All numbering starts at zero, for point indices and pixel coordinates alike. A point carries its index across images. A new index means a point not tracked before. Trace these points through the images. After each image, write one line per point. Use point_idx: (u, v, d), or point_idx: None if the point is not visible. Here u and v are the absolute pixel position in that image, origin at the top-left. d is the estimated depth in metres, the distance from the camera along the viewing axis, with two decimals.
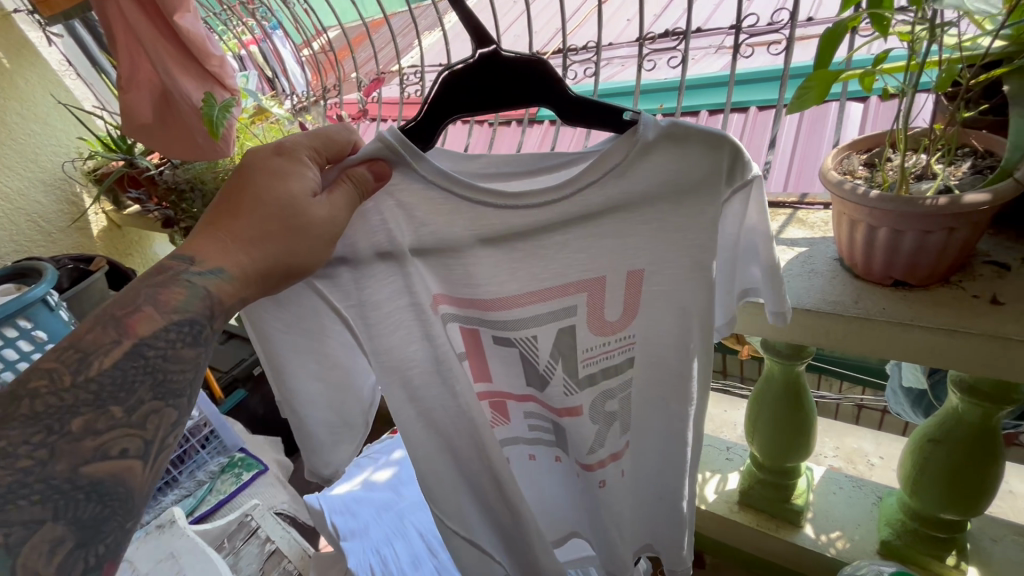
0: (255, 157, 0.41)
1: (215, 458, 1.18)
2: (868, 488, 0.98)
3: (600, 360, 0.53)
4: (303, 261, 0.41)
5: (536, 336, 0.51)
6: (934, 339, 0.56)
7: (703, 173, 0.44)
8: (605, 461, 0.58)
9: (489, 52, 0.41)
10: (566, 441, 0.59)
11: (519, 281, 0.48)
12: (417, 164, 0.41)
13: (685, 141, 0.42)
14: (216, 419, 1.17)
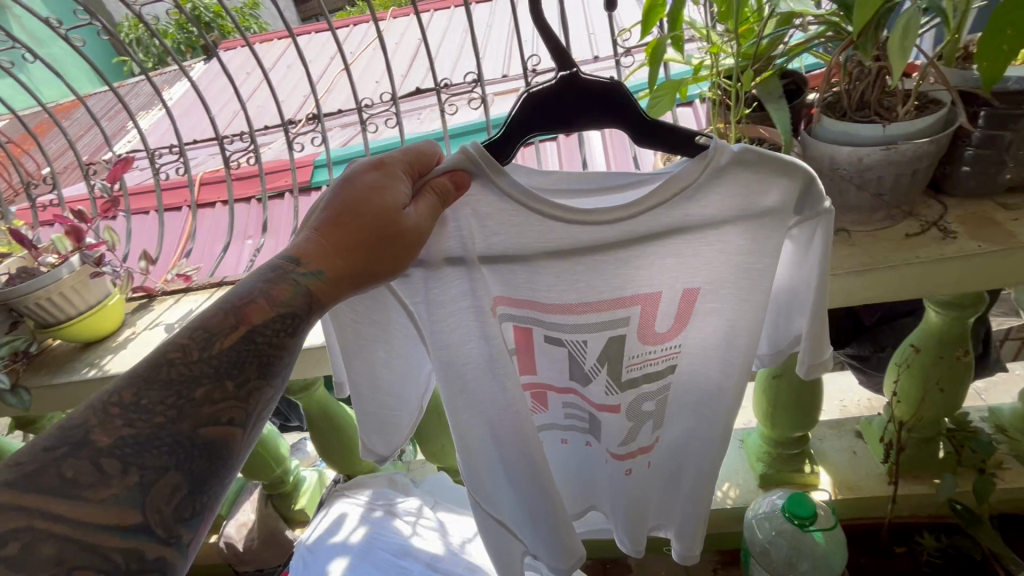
0: (360, 177, 0.55)
1: None
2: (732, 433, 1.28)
3: (643, 365, 0.68)
4: (400, 257, 0.53)
5: (586, 341, 0.66)
6: None
7: (757, 205, 0.57)
8: (635, 452, 0.74)
9: (570, 76, 0.52)
10: (600, 432, 0.75)
11: (569, 281, 0.61)
12: (499, 178, 0.52)
13: (745, 172, 0.54)
14: None
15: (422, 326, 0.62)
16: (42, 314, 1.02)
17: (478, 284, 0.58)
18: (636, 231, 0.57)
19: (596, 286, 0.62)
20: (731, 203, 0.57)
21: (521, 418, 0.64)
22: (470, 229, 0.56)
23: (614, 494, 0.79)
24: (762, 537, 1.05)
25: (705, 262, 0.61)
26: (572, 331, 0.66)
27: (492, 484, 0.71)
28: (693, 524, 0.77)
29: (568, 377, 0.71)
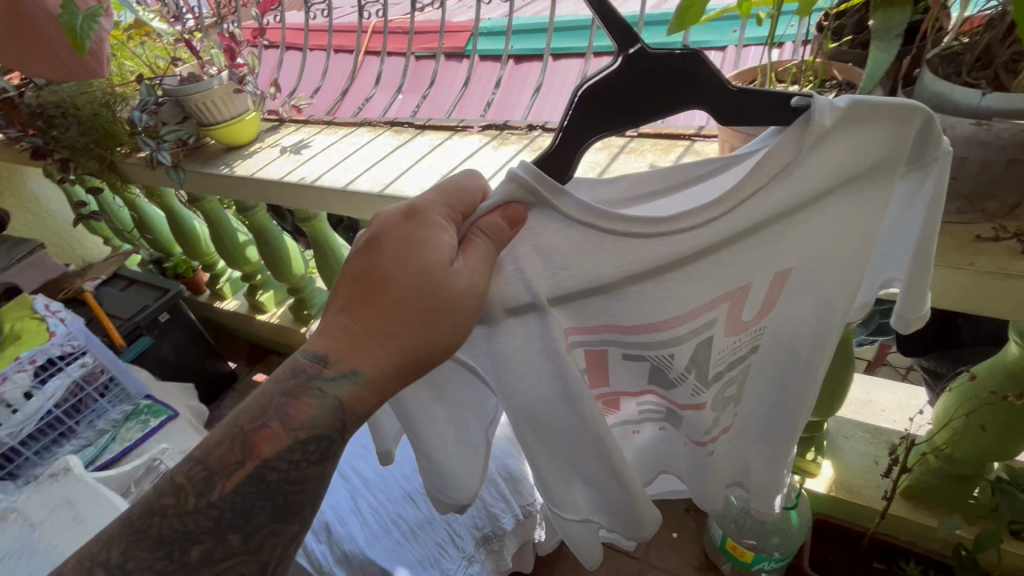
0: (390, 233, 0.48)
1: (117, 407, 1.13)
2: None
3: (727, 357, 0.58)
4: (457, 331, 0.46)
5: (673, 353, 0.55)
6: None
7: (866, 159, 0.47)
8: (716, 436, 0.64)
9: (637, 52, 0.41)
10: (679, 422, 0.64)
11: (648, 299, 0.51)
12: (558, 200, 0.43)
13: (843, 125, 0.45)
14: (115, 366, 1.12)
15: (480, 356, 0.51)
16: (197, 108, 1.07)
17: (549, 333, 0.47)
18: (721, 233, 0.47)
19: (683, 295, 0.51)
20: (829, 165, 0.47)
21: (601, 444, 0.53)
22: (526, 264, 0.45)
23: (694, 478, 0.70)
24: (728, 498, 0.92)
25: (795, 235, 0.51)
26: (658, 330, 0.53)
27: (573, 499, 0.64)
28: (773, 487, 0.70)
29: (646, 380, 0.60)
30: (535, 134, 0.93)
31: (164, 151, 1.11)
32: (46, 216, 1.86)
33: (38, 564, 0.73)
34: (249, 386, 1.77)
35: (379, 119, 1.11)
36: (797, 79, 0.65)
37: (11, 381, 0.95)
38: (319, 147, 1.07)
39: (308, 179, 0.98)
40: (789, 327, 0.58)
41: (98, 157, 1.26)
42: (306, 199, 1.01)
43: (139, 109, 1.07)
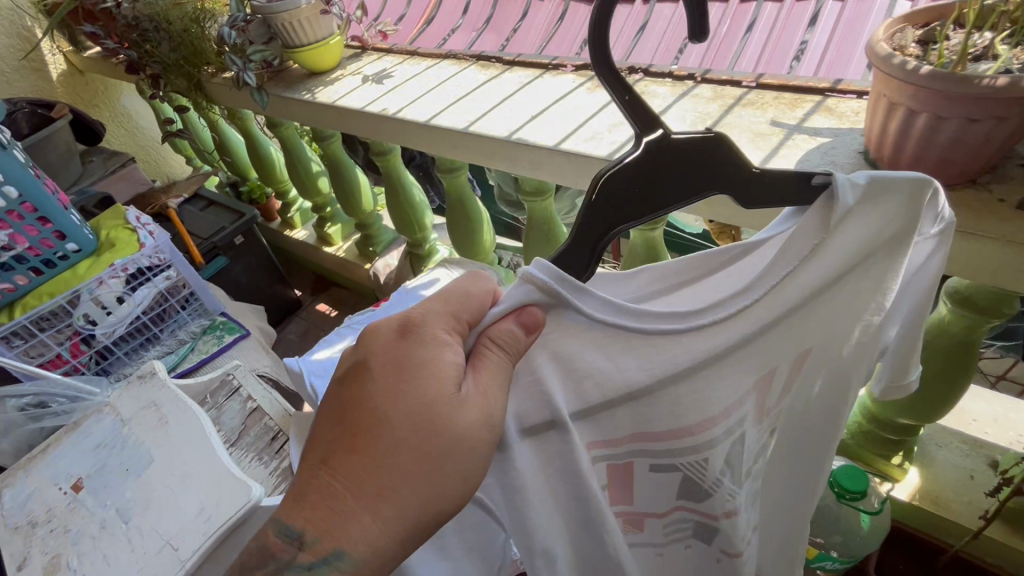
0: (378, 348, 0.44)
1: (196, 320, 1.18)
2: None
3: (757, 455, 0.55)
4: (463, 459, 0.42)
5: (707, 459, 0.51)
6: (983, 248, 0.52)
7: (889, 238, 0.44)
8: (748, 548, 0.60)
9: (654, 139, 0.39)
10: (711, 540, 0.59)
11: (693, 388, 0.47)
12: (578, 303, 0.40)
13: (869, 214, 0.42)
14: (195, 281, 1.16)
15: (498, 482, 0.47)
16: (284, 28, 1.04)
17: (574, 452, 0.46)
18: (747, 329, 0.45)
19: (707, 394, 0.47)
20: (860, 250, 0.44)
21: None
22: (535, 374, 0.44)
23: None
24: None
25: (825, 326, 0.49)
26: (683, 442, 0.50)
27: None
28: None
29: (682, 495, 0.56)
30: (637, 79, 0.82)
31: (250, 71, 1.10)
32: (136, 131, 1.94)
33: (127, 457, 0.79)
34: (312, 315, 1.84)
35: (466, 51, 1.04)
36: (989, 23, 0.52)
37: (106, 285, 1.01)
38: (401, 78, 1.02)
39: (390, 111, 0.94)
40: (802, 413, 0.55)
41: (188, 73, 1.27)
42: (386, 131, 0.98)
43: (228, 24, 1.08)
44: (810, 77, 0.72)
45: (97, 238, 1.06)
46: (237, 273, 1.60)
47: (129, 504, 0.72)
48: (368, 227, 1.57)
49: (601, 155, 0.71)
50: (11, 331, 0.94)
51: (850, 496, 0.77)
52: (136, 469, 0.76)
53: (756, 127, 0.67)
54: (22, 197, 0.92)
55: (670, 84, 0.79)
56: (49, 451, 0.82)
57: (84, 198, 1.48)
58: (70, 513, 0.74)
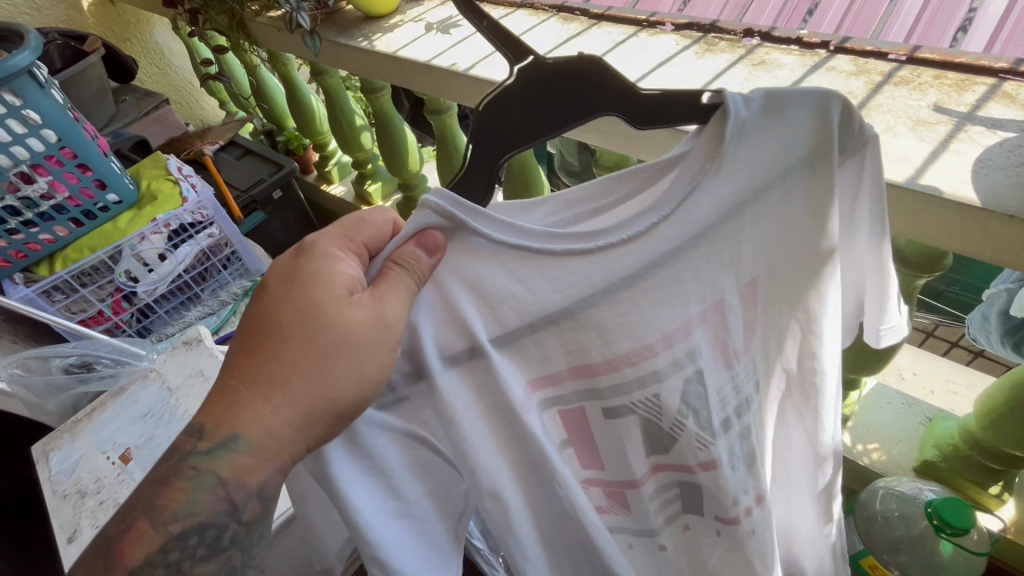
0: (275, 267, 0.45)
1: (238, 281, 1.13)
2: (917, 407, 0.93)
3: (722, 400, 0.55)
4: (373, 370, 0.43)
5: (659, 393, 0.51)
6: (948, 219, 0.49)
7: (799, 155, 0.45)
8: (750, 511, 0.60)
9: (527, 67, 0.39)
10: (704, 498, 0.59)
11: (619, 320, 0.48)
12: (477, 225, 0.39)
13: (774, 127, 0.43)
14: (238, 240, 1.10)
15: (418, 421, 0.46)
16: None
17: (499, 383, 0.46)
18: (660, 246, 0.45)
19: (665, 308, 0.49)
20: (765, 168, 0.44)
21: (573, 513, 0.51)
22: (449, 301, 0.43)
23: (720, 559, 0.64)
24: (878, 507, 0.80)
25: (756, 251, 0.50)
26: (621, 374, 0.50)
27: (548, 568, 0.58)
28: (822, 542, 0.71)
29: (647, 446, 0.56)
30: (754, 45, 0.71)
31: (303, 11, 1.00)
32: (169, 70, 1.84)
33: (175, 430, 0.75)
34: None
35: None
36: None
37: (148, 242, 0.95)
38: (471, 28, 0.91)
39: (460, 67, 0.84)
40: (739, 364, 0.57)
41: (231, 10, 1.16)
42: (454, 90, 0.87)
43: None
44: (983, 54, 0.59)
45: (138, 189, 1.00)
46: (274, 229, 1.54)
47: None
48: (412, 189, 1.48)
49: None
50: (53, 285, 0.90)
51: (950, 531, 0.70)
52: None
53: (914, 113, 0.56)
54: (61, 142, 0.85)
55: (797, 52, 0.68)
56: (95, 416, 0.79)
57: (119, 141, 1.40)
58: (119, 484, 0.71)
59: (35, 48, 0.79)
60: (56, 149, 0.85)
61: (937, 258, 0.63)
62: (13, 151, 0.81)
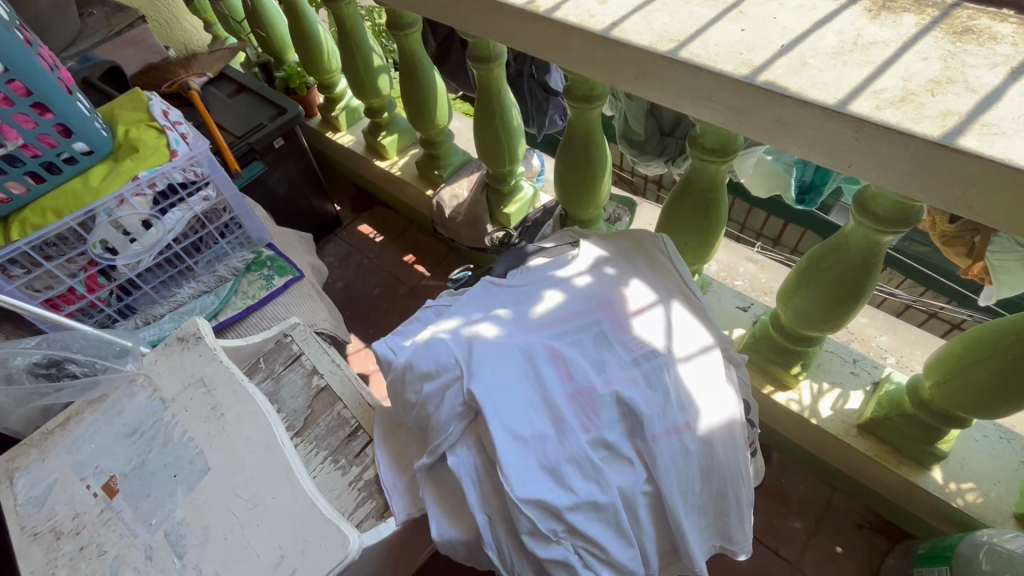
0: None
1: (238, 252, 0.96)
2: (1018, 443, 0.83)
3: (618, 365, 0.61)
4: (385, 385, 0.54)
5: (563, 353, 0.61)
6: (991, 169, 0.42)
7: (625, 238, 0.73)
8: (668, 432, 0.58)
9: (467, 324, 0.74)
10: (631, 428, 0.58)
11: (518, 352, 0.61)
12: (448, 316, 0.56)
13: (610, 236, 0.74)
14: (238, 204, 0.91)
15: (435, 378, 0.61)
16: None
17: (461, 373, 0.59)
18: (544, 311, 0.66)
19: (535, 336, 0.63)
20: (620, 241, 0.73)
21: (518, 435, 0.55)
22: (427, 353, 0.62)
23: (666, 523, 0.60)
24: (987, 569, 0.70)
25: (607, 278, 0.68)
26: (509, 364, 0.60)
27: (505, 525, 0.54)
28: (724, 517, 0.64)
29: (552, 400, 0.57)
30: (948, 5, 0.53)
31: None
32: None
33: (172, 455, 0.61)
34: (353, 238, 1.57)
35: None
36: None
37: (128, 205, 0.76)
38: None
39: (541, 6, 0.63)
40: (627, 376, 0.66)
41: None
42: (525, 38, 0.67)
43: None
44: None
45: (113, 137, 0.80)
46: (274, 183, 1.34)
47: (180, 531, 0.55)
48: (437, 146, 1.29)
49: (930, 134, 0.44)
50: (8, 257, 0.71)
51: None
52: (187, 480, 0.58)
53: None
54: (8, 73, 0.65)
55: (1015, 21, 0.51)
56: (69, 429, 0.64)
57: (86, 67, 1.16)
58: (104, 526, 0.57)
59: None
60: (2, 81, 0.65)
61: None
62: None
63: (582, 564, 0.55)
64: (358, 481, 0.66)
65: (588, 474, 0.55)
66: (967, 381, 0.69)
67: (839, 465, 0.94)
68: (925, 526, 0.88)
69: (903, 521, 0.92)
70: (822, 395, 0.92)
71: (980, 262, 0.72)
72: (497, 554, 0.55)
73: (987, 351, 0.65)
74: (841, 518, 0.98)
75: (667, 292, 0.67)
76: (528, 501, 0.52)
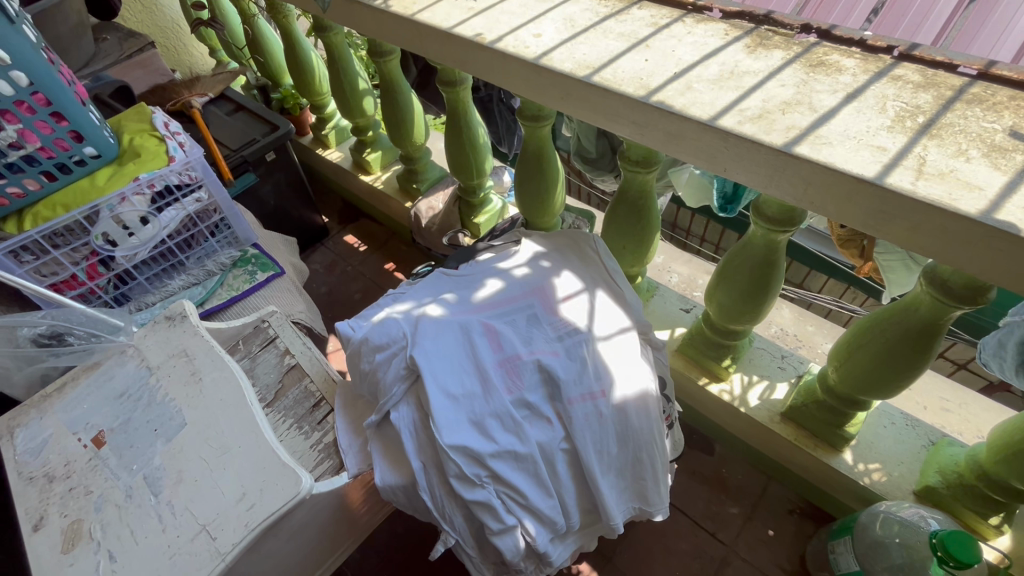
0: None
1: (225, 250, 1.06)
2: (921, 429, 0.92)
3: (544, 340, 0.71)
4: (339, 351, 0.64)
5: (498, 330, 0.71)
6: (813, 172, 0.53)
7: (562, 236, 0.84)
8: (584, 397, 0.68)
9: None
10: (554, 394, 0.68)
11: (458, 328, 0.70)
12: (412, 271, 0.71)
13: (551, 235, 0.85)
14: (228, 207, 1.02)
15: (386, 348, 0.70)
16: None
17: (408, 343, 0.69)
18: (486, 296, 0.76)
19: (474, 316, 0.72)
20: (558, 240, 0.84)
21: (451, 396, 0.65)
22: (381, 325, 0.72)
23: (586, 480, 0.69)
24: (880, 533, 0.79)
25: (544, 271, 0.79)
26: (450, 336, 0.69)
27: (438, 475, 0.63)
28: (640, 480, 0.73)
29: (481, 365, 0.67)
30: (811, 43, 0.65)
31: None
32: (156, 10, 1.70)
33: (154, 414, 0.69)
34: (338, 247, 1.68)
35: None
36: None
37: (129, 203, 0.87)
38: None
39: (487, 38, 0.75)
40: None
41: None
42: (474, 65, 0.79)
43: None
44: None
45: (119, 144, 0.92)
46: (265, 193, 1.45)
47: (158, 474, 0.64)
48: (417, 162, 1.41)
49: (774, 144, 0.55)
50: (21, 245, 0.81)
51: (953, 564, 0.69)
52: (166, 433, 0.67)
53: (989, 136, 0.52)
54: (32, 87, 0.77)
55: (859, 57, 0.62)
56: (65, 392, 0.73)
57: (98, 85, 1.29)
58: (92, 472, 0.65)
59: None
60: (27, 93, 0.76)
61: (983, 290, 0.60)
62: None
63: (504, 508, 0.63)
64: (318, 444, 0.75)
65: (509, 428, 0.64)
66: (854, 364, 0.79)
67: (769, 453, 1.03)
68: (844, 506, 0.97)
69: (828, 504, 1.00)
70: (751, 386, 1.01)
71: (870, 261, 0.83)
72: (431, 498, 0.63)
73: (869, 336, 0.75)
74: (775, 504, 1.06)
75: (594, 282, 0.78)
76: (454, 447, 0.61)
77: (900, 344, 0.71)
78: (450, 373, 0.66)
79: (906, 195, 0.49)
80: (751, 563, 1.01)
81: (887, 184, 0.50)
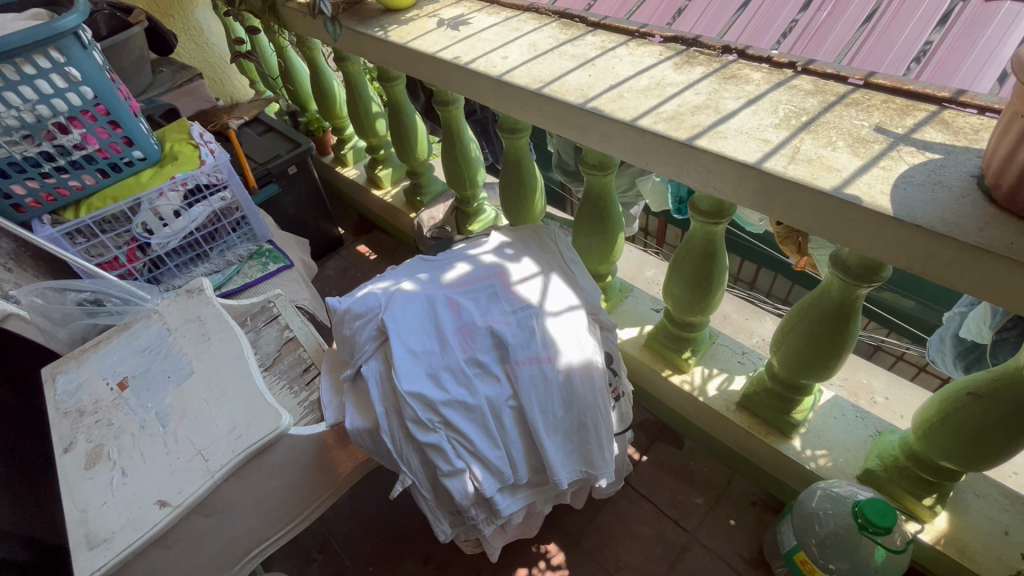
0: None
1: (244, 244, 1.21)
2: (869, 421, 0.97)
3: (498, 313, 0.81)
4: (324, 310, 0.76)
5: (459, 302, 0.82)
6: (708, 161, 0.64)
7: (527, 231, 0.96)
8: (529, 361, 0.77)
9: None
10: (504, 357, 0.77)
11: (426, 300, 0.82)
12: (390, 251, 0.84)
13: (518, 230, 0.96)
14: (248, 206, 1.18)
15: (362, 315, 0.82)
16: None
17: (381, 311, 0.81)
18: (455, 277, 0.87)
19: (440, 291, 0.84)
20: (523, 234, 0.95)
21: (413, 353, 0.76)
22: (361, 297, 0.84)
23: (531, 437, 0.78)
24: (814, 507, 0.85)
25: (507, 258, 0.90)
26: (417, 306, 0.81)
27: (398, 419, 0.73)
28: (584, 443, 0.81)
29: (442, 331, 0.78)
30: (729, 61, 0.76)
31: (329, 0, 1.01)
32: (206, 48, 1.95)
33: (169, 364, 0.83)
34: (351, 255, 1.83)
35: (549, 6, 0.98)
36: None
37: (165, 198, 1.03)
38: (477, 28, 0.98)
39: (462, 60, 0.90)
40: None
41: None
42: (453, 82, 0.93)
43: None
44: (924, 84, 0.64)
45: (161, 150, 1.09)
46: (285, 202, 1.62)
47: (167, 410, 0.76)
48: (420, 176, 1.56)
49: (679, 138, 0.66)
50: (76, 228, 0.98)
51: (872, 529, 0.74)
52: (177, 379, 0.80)
53: (856, 131, 0.61)
54: (97, 100, 0.95)
55: (766, 71, 0.73)
56: (100, 347, 0.87)
57: (151, 107, 1.50)
58: (116, 408, 0.78)
59: (87, 16, 0.90)
60: (92, 105, 0.94)
61: (877, 268, 0.68)
62: (51, 103, 0.90)
63: (453, 451, 0.73)
64: (305, 401, 0.87)
65: (461, 382, 0.74)
66: (788, 350, 0.86)
67: (730, 444, 1.09)
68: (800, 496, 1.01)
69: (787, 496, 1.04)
70: (710, 378, 1.08)
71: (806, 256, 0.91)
72: (391, 439, 0.74)
73: (796, 321, 0.82)
74: (738, 497, 1.11)
75: (549, 267, 0.89)
76: (411, 393, 0.72)
77: (822, 325, 0.79)
78: (413, 335, 0.77)
79: (776, 177, 0.59)
80: (711, 549, 1.05)
81: (763, 168, 0.60)
